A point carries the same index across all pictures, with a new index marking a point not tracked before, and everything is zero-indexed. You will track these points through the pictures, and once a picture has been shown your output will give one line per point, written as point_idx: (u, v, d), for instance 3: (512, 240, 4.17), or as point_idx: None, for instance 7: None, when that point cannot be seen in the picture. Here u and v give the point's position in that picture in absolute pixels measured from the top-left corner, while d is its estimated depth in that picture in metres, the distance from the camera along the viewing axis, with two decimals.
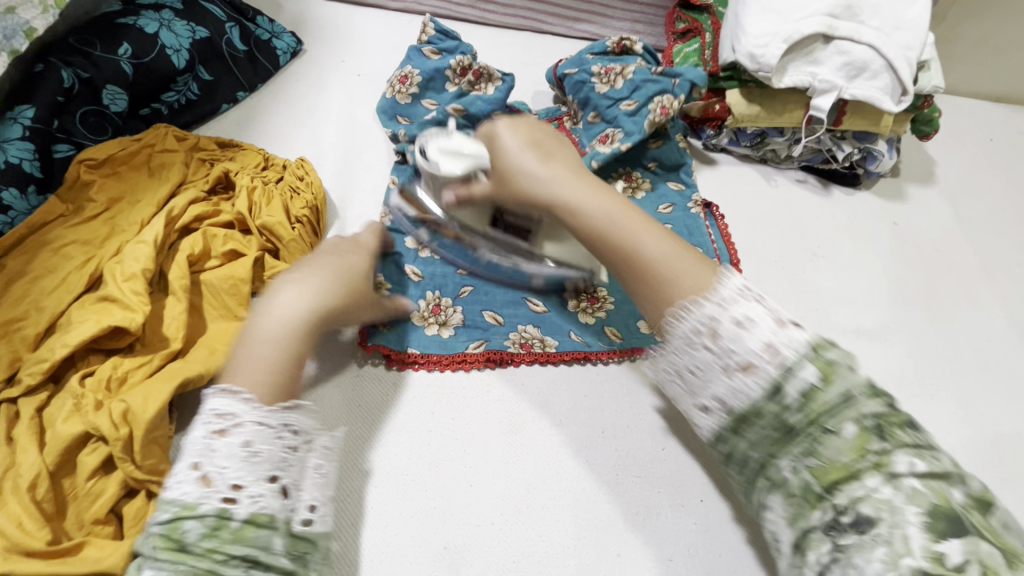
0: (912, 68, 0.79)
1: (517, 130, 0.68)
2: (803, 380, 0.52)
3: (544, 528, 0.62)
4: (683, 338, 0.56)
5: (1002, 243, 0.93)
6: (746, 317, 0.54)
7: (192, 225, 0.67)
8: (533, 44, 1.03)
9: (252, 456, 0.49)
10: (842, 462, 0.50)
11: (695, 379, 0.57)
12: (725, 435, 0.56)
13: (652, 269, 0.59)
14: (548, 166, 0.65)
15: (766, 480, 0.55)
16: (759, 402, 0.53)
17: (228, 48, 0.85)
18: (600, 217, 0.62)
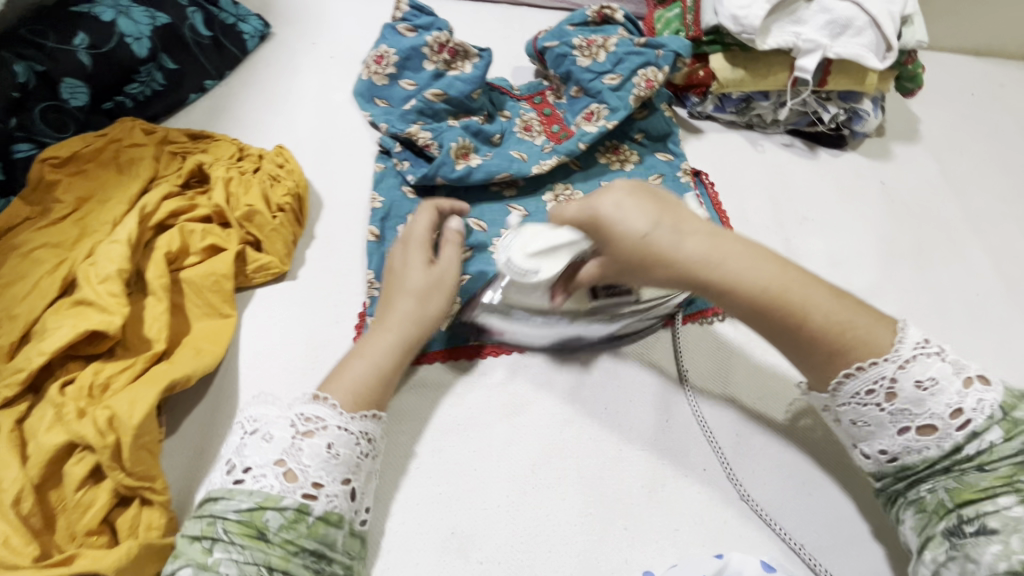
0: (896, 23, 0.78)
1: (614, 195, 0.55)
2: (990, 443, 0.49)
3: (551, 508, 0.60)
4: (851, 398, 0.53)
5: (989, 197, 0.93)
6: (931, 381, 0.49)
7: (167, 221, 0.64)
8: (511, 16, 1.00)
9: (332, 458, 0.51)
10: (982, 487, 0.49)
11: (860, 433, 0.54)
12: (886, 478, 0.54)
13: (836, 344, 0.52)
14: (694, 244, 0.53)
15: (904, 499, 0.54)
16: (936, 458, 0.51)
17: (192, 34, 0.81)
18: (758, 290, 0.53)
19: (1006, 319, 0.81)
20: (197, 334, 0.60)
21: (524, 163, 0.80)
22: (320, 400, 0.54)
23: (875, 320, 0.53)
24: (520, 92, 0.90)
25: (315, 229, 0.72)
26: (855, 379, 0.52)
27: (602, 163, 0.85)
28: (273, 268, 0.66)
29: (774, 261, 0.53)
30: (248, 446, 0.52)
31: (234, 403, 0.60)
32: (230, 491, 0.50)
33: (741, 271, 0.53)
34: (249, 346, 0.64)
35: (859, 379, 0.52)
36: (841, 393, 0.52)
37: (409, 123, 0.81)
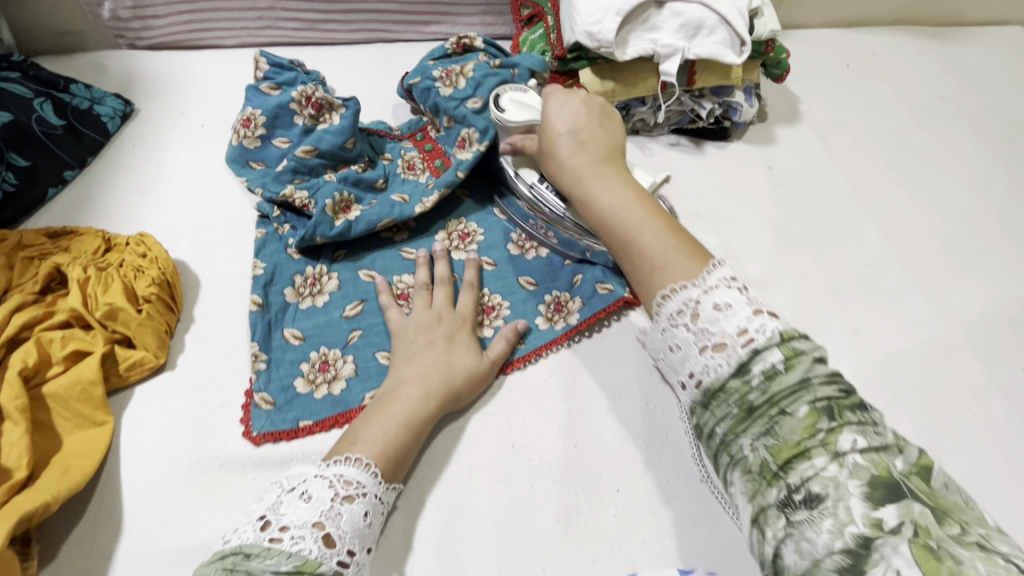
0: (745, 18, 0.80)
1: (568, 110, 0.69)
2: (774, 365, 0.45)
3: (464, 560, 0.59)
4: (668, 320, 0.52)
5: (870, 166, 0.96)
6: (725, 303, 0.49)
7: (21, 335, 0.61)
8: (386, 57, 1.00)
9: (365, 526, 0.52)
10: (795, 442, 0.43)
11: (674, 360, 0.52)
12: (699, 412, 0.49)
13: (648, 265, 0.56)
14: (574, 155, 0.66)
15: (728, 455, 0.46)
16: (726, 380, 0.47)
17: (42, 127, 0.78)
18: (609, 213, 0.61)
19: (897, 284, 0.83)
20: (67, 451, 0.57)
21: (406, 206, 0.77)
22: (355, 462, 0.55)
23: (692, 258, 0.54)
24: (401, 131, 0.87)
25: (193, 311, 0.70)
26: (671, 300, 0.52)
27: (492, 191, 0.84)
28: (148, 362, 0.63)
29: (626, 184, 0.62)
30: (285, 505, 0.51)
31: (118, 515, 0.57)
32: (264, 549, 0.47)
33: (598, 185, 0.63)
34: (130, 450, 0.60)
35: (673, 300, 0.52)
36: (661, 313, 0.53)
37: (285, 184, 0.78)
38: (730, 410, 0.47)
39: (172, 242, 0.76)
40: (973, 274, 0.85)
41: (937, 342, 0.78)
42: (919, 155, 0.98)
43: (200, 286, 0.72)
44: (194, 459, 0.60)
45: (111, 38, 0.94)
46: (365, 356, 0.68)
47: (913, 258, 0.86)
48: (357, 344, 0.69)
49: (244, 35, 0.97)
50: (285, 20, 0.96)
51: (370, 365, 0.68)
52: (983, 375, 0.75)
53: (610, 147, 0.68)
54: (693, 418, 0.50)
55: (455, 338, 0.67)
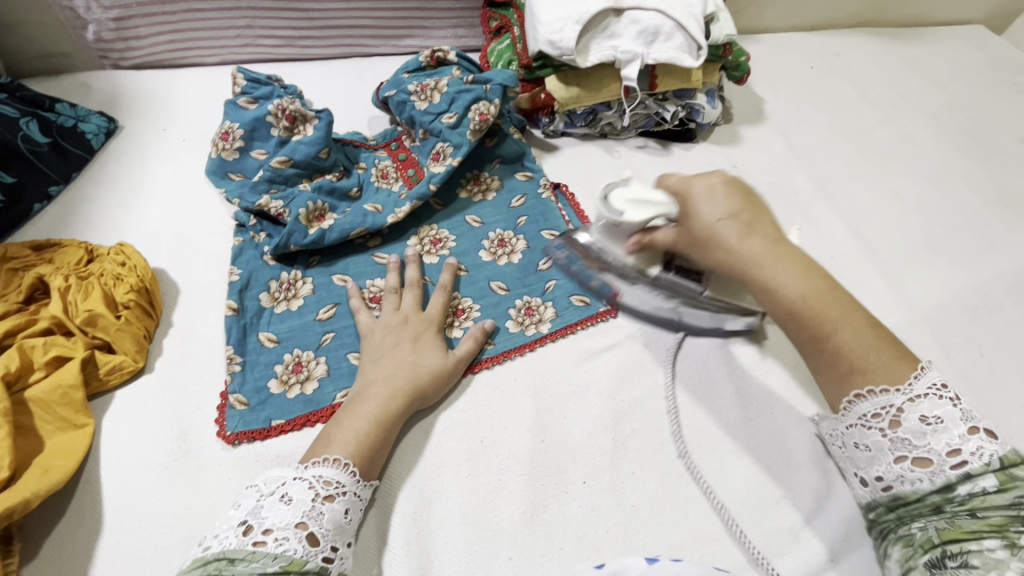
0: (700, 23, 0.83)
1: (715, 198, 0.56)
2: (983, 488, 0.46)
3: (433, 551, 0.60)
4: (858, 419, 0.53)
5: (833, 162, 0.99)
6: (937, 417, 0.49)
7: (4, 342, 0.63)
8: (363, 70, 1.03)
9: (346, 521, 0.55)
10: (969, 529, 0.46)
11: (860, 458, 0.54)
12: (879, 509, 0.53)
13: (852, 361, 0.52)
14: (747, 240, 0.54)
15: (894, 534, 0.51)
16: (925, 493, 0.49)
17: (27, 144, 0.81)
18: (792, 302, 0.52)
19: (858, 276, 0.86)
20: (48, 452, 0.59)
21: (379, 215, 0.80)
22: (334, 462, 0.57)
23: (896, 359, 0.52)
24: (376, 141, 0.90)
25: (172, 317, 0.72)
26: (866, 402, 0.52)
27: (463, 196, 0.87)
28: (128, 366, 0.65)
29: (815, 275, 0.53)
30: (267, 508, 0.52)
31: (97, 514, 0.59)
32: (250, 552, 0.49)
33: (766, 267, 0.53)
34: (109, 451, 0.62)
35: (868, 402, 0.52)
36: (851, 413, 0.53)
37: (262, 193, 0.81)
38: (919, 509, 0.49)
39: (152, 252, 0.78)
40: (934, 264, 0.87)
41: (897, 331, 0.80)
42: (881, 151, 1.01)
43: (179, 293, 0.75)
44: (171, 459, 0.62)
45: (97, 59, 0.98)
46: (338, 358, 0.70)
47: (875, 250, 0.88)
48: (330, 346, 0.71)
49: (225, 52, 1.00)
50: (264, 38, 0.99)
51: (343, 366, 0.70)
52: (942, 362, 0.77)
53: (776, 227, 0.56)
54: (870, 512, 0.55)
55: (421, 338, 0.69)
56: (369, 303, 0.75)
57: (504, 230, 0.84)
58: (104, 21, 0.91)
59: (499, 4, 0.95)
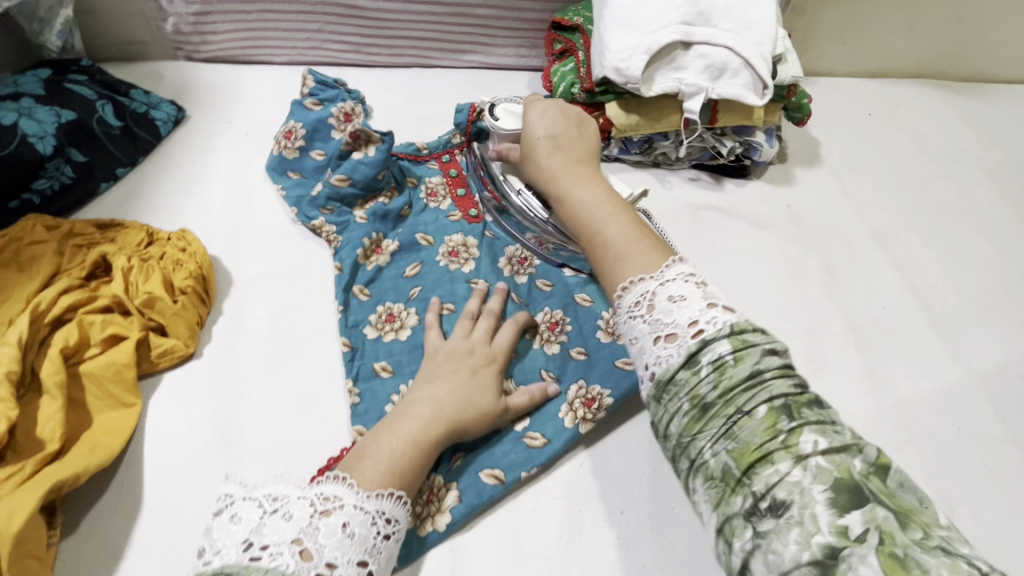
0: (769, 62, 0.83)
1: (544, 118, 0.75)
2: (722, 357, 0.48)
3: (466, 569, 0.60)
4: (627, 312, 0.56)
5: (890, 211, 0.98)
6: (679, 295, 0.53)
7: (65, 315, 0.65)
8: (423, 80, 1.05)
9: (349, 537, 0.49)
10: (757, 445, 0.44)
11: (635, 352, 0.54)
12: (654, 407, 0.51)
13: (609, 253, 0.61)
14: (551, 156, 0.72)
15: (689, 464, 0.47)
16: (680, 372, 0.49)
17: (102, 127, 0.83)
18: (584, 205, 0.66)
19: (912, 329, 0.84)
20: (96, 429, 0.60)
21: (430, 247, 0.81)
22: (336, 478, 0.53)
23: (653, 250, 0.59)
24: (429, 150, 0.90)
25: (223, 305, 0.73)
26: (631, 291, 0.56)
27: None
28: (179, 350, 0.66)
29: (597, 183, 0.68)
30: (267, 526, 0.49)
31: (137, 496, 0.59)
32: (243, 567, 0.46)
33: (562, 183, 0.69)
34: (153, 433, 0.63)
35: (632, 293, 0.56)
36: (620, 305, 0.56)
37: (319, 208, 0.82)
38: (683, 409, 0.48)
39: (209, 240, 0.80)
40: (991, 326, 0.85)
41: (950, 391, 0.78)
42: (938, 205, 0.99)
43: (233, 283, 0.76)
44: (212, 446, 0.63)
45: (172, 50, 1.01)
46: (469, 478, 0.63)
47: (930, 305, 0.86)
48: (460, 468, 0.64)
49: (293, 53, 1.03)
50: (333, 42, 1.02)
51: (478, 487, 0.63)
52: (996, 427, 0.75)
53: (587, 152, 0.73)
54: (653, 423, 0.51)
55: (480, 371, 0.66)
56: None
57: None
58: (185, 14, 0.95)
59: (565, 27, 0.96)
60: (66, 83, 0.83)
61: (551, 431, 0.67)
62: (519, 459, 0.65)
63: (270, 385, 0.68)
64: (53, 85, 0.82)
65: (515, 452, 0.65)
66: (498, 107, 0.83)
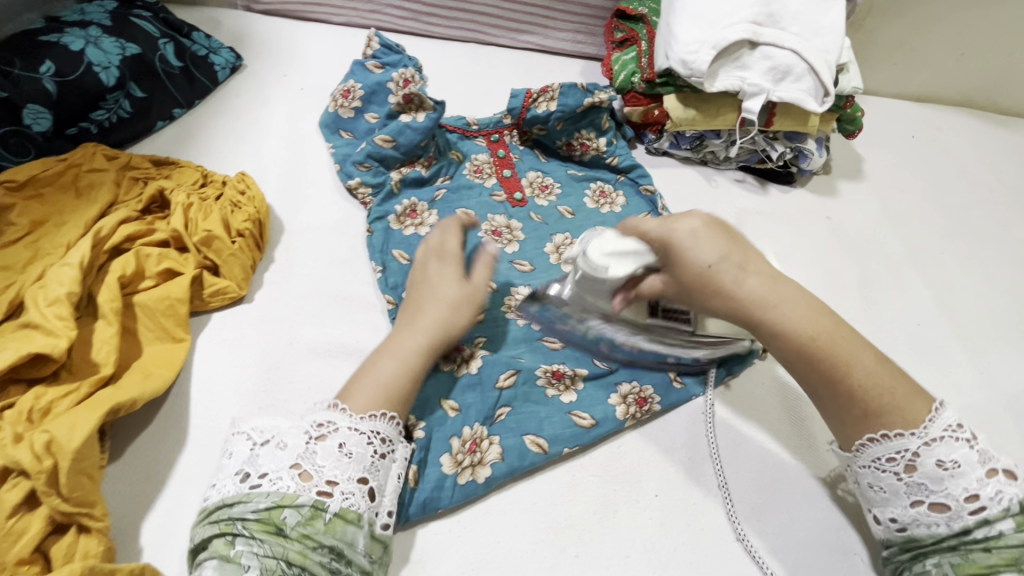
0: (833, 70, 0.83)
1: (701, 240, 0.58)
2: (999, 531, 0.50)
3: (502, 531, 0.60)
4: (871, 461, 0.55)
5: (927, 232, 0.99)
6: (952, 462, 0.51)
7: (123, 246, 0.65)
8: (478, 55, 1.05)
9: (345, 457, 0.52)
10: (984, 562, 0.50)
11: (874, 496, 0.56)
12: (891, 544, 0.56)
13: (871, 404, 0.55)
14: (750, 287, 0.58)
15: (911, 574, 0.54)
16: (946, 537, 0.52)
17: (162, 65, 0.83)
18: (806, 336, 0.57)
19: (945, 348, 0.85)
20: (148, 359, 0.60)
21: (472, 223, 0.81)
22: (328, 405, 0.55)
23: (914, 396, 0.55)
24: (478, 127, 0.90)
25: (274, 253, 0.73)
26: (946, 442, 0.52)
27: (590, 206, 0.86)
28: (231, 291, 0.66)
29: (819, 313, 0.57)
30: (263, 455, 0.52)
31: (182, 429, 0.59)
32: (246, 495, 0.50)
33: (778, 308, 0.58)
34: (201, 370, 0.63)
35: (880, 446, 0.55)
36: (862, 455, 0.56)
37: (358, 166, 0.82)
38: (923, 549, 0.53)
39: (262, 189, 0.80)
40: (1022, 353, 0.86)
41: (979, 410, 0.79)
42: (975, 231, 1.00)
43: (284, 231, 0.76)
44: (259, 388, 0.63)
45: None
46: (512, 440, 0.64)
47: (963, 327, 0.88)
48: (504, 425, 0.65)
49: (352, 15, 1.03)
50: (394, 8, 1.02)
51: (519, 446, 0.63)
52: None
53: (762, 253, 0.61)
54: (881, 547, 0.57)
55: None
56: (549, 378, 0.69)
57: None
58: None
59: (629, 17, 0.97)
60: (131, 17, 0.83)
61: (599, 414, 0.67)
62: (564, 434, 0.65)
63: (317, 327, 0.68)
64: (119, 18, 0.81)
65: (561, 427, 0.65)
66: (592, 252, 0.62)
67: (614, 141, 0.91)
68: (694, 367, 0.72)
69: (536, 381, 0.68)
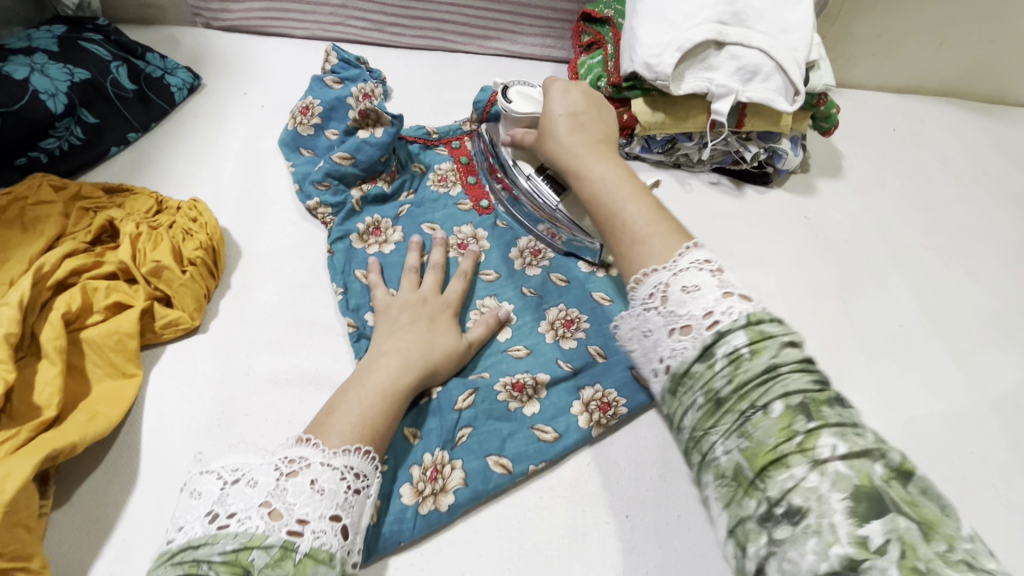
0: (802, 68, 0.81)
1: (567, 96, 0.73)
2: (738, 351, 0.46)
3: (467, 563, 0.58)
4: (641, 304, 0.55)
5: (909, 228, 0.96)
6: (693, 284, 0.51)
7: (68, 280, 0.63)
8: (445, 64, 1.03)
9: (318, 493, 0.49)
10: (770, 446, 0.42)
11: (647, 347, 0.54)
12: (669, 401, 0.52)
13: (630, 238, 0.59)
14: (572, 134, 0.70)
15: (701, 457, 0.47)
16: (693, 364, 0.49)
17: (115, 89, 0.81)
18: (598, 188, 0.64)
19: (927, 350, 0.82)
20: (96, 397, 0.58)
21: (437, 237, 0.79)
22: (301, 440, 0.52)
23: (675, 237, 0.58)
24: (438, 135, 0.88)
25: (230, 279, 0.71)
26: (687, 257, 0.54)
27: None
28: (184, 323, 0.65)
29: (619, 166, 0.66)
30: (232, 494, 0.49)
31: (133, 470, 0.57)
32: (212, 536, 0.46)
33: (592, 166, 0.66)
34: (154, 406, 0.61)
35: (647, 285, 0.55)
36: (635, 295, 0.55)
37: (317, 184, 0.79)
38: (695, 403, 0.48)
39: (220, 213, 0.78)
40: (1008, 352, 0.84)
41: (962, 414, 0.77)
42: (958, 226, 0.98)
43: (241, 256, 0.74)
44: (213, 422, 0.61)
45: (190, 16, 0.99)
46: (475, 463, 0.62)
47: (946, 326, 0.85)
48: (466, 446, 0.63)
49: (314, 28, 1.01)
50: (356, 20, 1.00)
51: (481, 468, 0.62)
52: (1009, 454, 0.74)
53: (606, 134, 0.72)
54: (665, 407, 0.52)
55: (437, 320, 0.67)
56: (510, 392, 0.67)
57: None
58: None
59: (595, 20, 0.94)
60: (81, 41, 0.81)
61: (562, 426, 0.65)
62: (528, 451, 0.63)
63: (275, 356, 0.66)
64: (68, 43, 0.80)
65: (525, 444, 0.64)
66: (510, 90, 0.79)
67: None
68: None
69: (497, 397, 0.67)
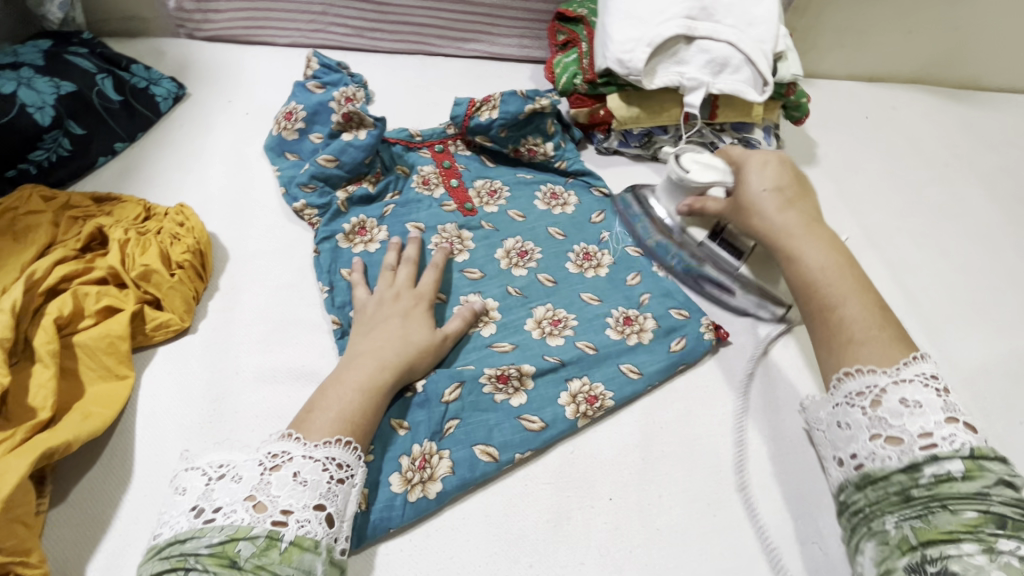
0: (769, 59, 0.83)
1: (764, 172, 0.70)
2: (950, 473, 0.50)
3: (455, 547, 0.60)
4: (845, 398, 0.57)
5: (883, 213, 0.99)
6: (914, 401, 0.53)
7: (60, 286, 0.65)
8: (426, 66, 1.06)
9: (301, 485, 0.51)
10: (945, 530, 0.48)
11: (839, 436, 0.58)
12: (850, 489, 0.56)
13: (849, 333, 0.58)
14: (783, 212, 0.67)
15: (867, 529, 0.53)
16: (894, 472, 0.52)
17: (101, 100, 0.83)
18: (816, 274, 0.62)
19: (903, 329, 0.85)
20: (89, 398, 0.60)
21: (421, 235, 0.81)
22: (282, 436, 0.54)
23: (896, 341, 0.57)
24: (422, 138, 0.90)
25: (219, 282, 0.73)
26: (912, 365, 0.54)
27: (541, 209, 0.86)
28: (174, 324, 0.66)
29: (837, 250, 0.62)
30: (217, 490, 0.51)
31: (127, 467, 0.59)
32: (199, 530, 0.49)
33: (794, 239, 0.65)
34: (146, 406, 0.63)
35: (856, 381, 0.56)
36: (839, 390, 0.57)
37: (302, 187, 0.82)
38: (888, 494, 0.52)
39: (207, 218, 0.80)
40: (981, 329, 0.86)
41: None
42: (931, 209, 1.00)
43: (228, 259, 0.76)
44: (205, 419, 0.62)
45: (173, 27, 1.01)
46: (462, 452, 0.64)
47: (921, 306, 0.88)
48: (454, 437, 0.65)
49: (296, 35, 1.03)
50: (336, 26, 1.02)
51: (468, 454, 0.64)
52: (982, 426, 0.76)
53: (814, 210, 0.69)
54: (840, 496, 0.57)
55: (411, 313, 0.69)
56: (495, 383, 0.68)
57: (589, 244, 0.83)
58: None
59: (570, 19, 0.97)
60: (66, 55, 0.83)
61: (548, 416, 0.67)
62: (515, 441, 0.65)
63: (264, 354, 0.68)
64: (53, 57, 0.82)
65: (511, 433, 0.65)
66: (684, 157, 0.77)
67: (560, 145, 0.91)
68: (649, 360, 0.72)
69: (483, 389, 0.68)
